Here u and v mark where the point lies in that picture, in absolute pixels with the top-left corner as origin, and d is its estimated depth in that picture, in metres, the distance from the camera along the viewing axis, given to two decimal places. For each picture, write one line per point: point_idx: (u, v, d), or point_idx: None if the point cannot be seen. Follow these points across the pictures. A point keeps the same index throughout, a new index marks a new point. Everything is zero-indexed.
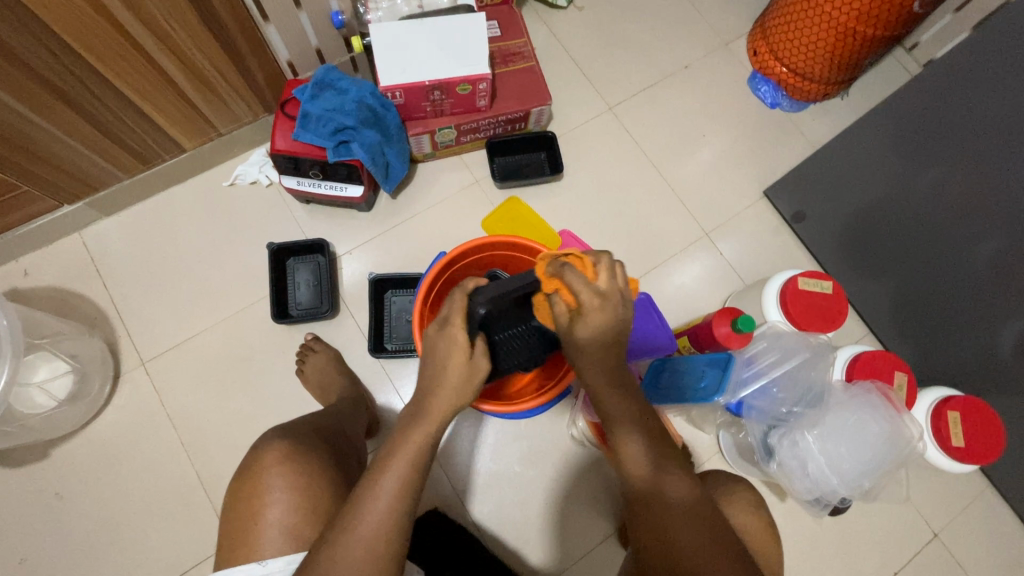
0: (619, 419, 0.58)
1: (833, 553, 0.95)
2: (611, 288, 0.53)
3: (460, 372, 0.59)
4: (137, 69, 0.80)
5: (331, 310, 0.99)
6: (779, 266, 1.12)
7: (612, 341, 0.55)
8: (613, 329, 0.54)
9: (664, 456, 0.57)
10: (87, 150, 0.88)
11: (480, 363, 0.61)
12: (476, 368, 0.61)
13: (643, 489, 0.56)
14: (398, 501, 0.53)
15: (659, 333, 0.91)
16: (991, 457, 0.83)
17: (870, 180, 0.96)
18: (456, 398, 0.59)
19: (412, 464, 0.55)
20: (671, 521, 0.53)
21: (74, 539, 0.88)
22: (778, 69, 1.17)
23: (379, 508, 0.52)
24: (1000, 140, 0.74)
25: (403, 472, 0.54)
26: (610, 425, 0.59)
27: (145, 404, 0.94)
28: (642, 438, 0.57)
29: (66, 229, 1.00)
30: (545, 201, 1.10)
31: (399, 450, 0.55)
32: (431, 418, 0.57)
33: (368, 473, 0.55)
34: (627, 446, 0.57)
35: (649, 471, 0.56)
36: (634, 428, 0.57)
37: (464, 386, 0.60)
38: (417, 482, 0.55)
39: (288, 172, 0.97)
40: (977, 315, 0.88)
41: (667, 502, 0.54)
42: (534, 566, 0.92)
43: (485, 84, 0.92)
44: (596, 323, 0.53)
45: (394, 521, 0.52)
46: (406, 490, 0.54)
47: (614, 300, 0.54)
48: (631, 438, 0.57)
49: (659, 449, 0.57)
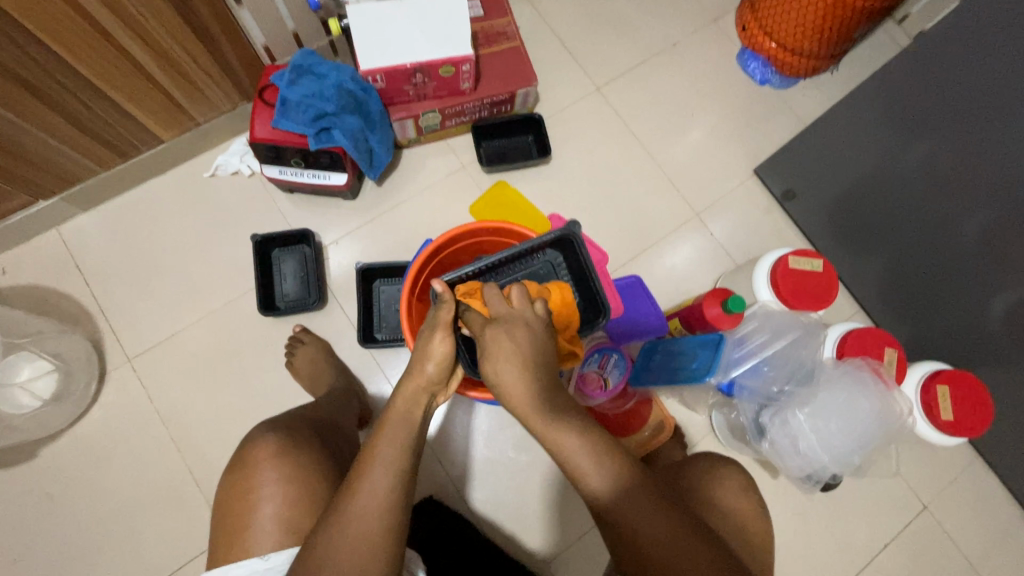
0: (546, 420, 0.53)
1: (825, 527, 0.96)
2: (500, 311, 0.57)
3: (420, 344, 0.58)
4: (108, 58, 0.78)
5: (319, 302, 0.98)
6: (770, 244, 1.11)
7: (532, 368, 0.54)
8: (518, 347, 0.54)
9: (613, 453, 0.53)
10: (61, 143, 0.85)
11: (437, 333, 0.57)
12: (439, 341, 0.57)
13: (606, 495, 0.53)
14: (394, 487, 0.52)
15: (650, 314, 0.91)
16: (979, 389, 0.84)
17: (862, 157, 0.95)
18: (429, 376, 0.57)
19: (402, 450, 0.54)
20: (643, 523, 0.51)
21: (66, 538, 0.88)
22: (767, 45, 1.15)
23: (369, 497, 0.51)
24: (995, 111, 0.73)
25: (391, 457, 0.53)
26: (545, 436, 0.54)
27: (133, 401, 0.93)
28: (585, 440, 0.53)
29: (43, 226, 0.97)
30: (534, 186, 1.08)
31: (384, 435, 0.54)
32: (407, 391, 0.57)
33: (356, 464, 0.53)
34: (567, 455, 0.53)
35: (603, 480, 0.52)
36: (574, 438, 0.53)
37: (422, 357, 0.58)
38: (410, 467, 0.54)
39: (269, 162, 0.95)
40: (967, 288, 0.88)
41: (634, 502, 0.52)
42: (531, 549, 0.93)
43: (469, 65, 0.90)
44: (504, 339, 0.55)
45: (388, 510, 0.51)
46: (396, 474, 0.52)
47: (506, 320, 0.56)
48: (567, 440, 0.53)
49: (603, 452, 0.53)
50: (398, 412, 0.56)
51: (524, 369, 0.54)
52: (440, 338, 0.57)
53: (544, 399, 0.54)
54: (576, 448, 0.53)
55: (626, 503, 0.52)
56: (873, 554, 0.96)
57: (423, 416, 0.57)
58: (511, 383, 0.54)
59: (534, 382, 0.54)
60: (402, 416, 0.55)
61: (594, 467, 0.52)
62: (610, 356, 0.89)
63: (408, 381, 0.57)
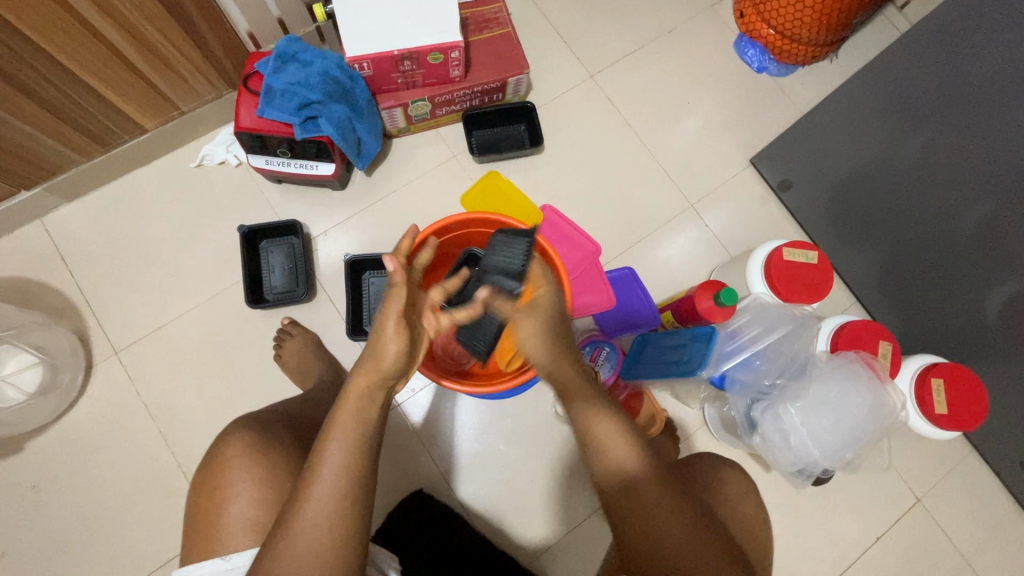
0: (590, 400, 0.59)
1: (817, 521, 0.96)
2: (544, 295, 0.62)
3: (373, 335, 0.56)
4: (83, 44, 0.75)
5: (308, 293, 0.96)
6: (766, 236, 1.09)
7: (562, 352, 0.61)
8: (551, 329, 0.61)
9: (642, 443, 0.57)
10: (42, 133, 0.84)
11: (391, 322, 0.55)
12: (392, 332, 0.55)
13: (627, 482, 0.55)
14: (343, 491, 0.51)
15: (643, 307, 0.93)
16: (974, 381, 0.83)
17: (859, 147, 0.93)
18: (390, 367, 0.55)
19: (350, 449, 0.53)
20: (664, 518, 0.53)
21: (51, 531, 0.87)
22: (765, 31, 1.13)
23: (320, 503, 0.51)
24: (995, 100, 0.71)
25: (341, 461, 0.52)
26: (588, 414, 0.58)
27: (120, 394, 0.92)
28: (621, 427, 0.57)
29: (26, 216, 0.96)
30: (526, 176, 1.07)
31: (335, 436, 0.53)
32: (360, 387, 0.55)
33: (308, 467, 0.52)
34: (602, 434, 0.57)
35: (632, 464, 0.55)
36: (614, 418, 0.58)
37: (376, 352, 0.55)
38: (362, 467, 0.53)
39: (255, 152, 0.93)
40: (963, 281, 0.87)
41: (657, 494, 0.54)
42: (521, 542, 0.92)
43: (458, 52, 0.87)
44: (541, 323, 0.61)
45: (341, 513, 0.51)
46: (347, 476, 0.52)
47: (548, 307, 0.62)
48: (605, 422, 0.57)
49: (636, 440, 0.57)
50: (350, 411, 0.54)
51: (551, 348, 0.60)
52: (393, 330, 0.55)
53: (581, 382, 0.60)
54: (613, 432, 0.57)
55: (649, 490, 0.54)
56: (864, 547, 0.96)
57: (380, 409, 0.56)
58: (545, 365, 0.61)
59: (569, 370, 0.60)
60: (355, 413, 0.54)
61: (627, 454, 0.56)
62: (602, 348, 0.89)
63: (361, 374, 0.56)
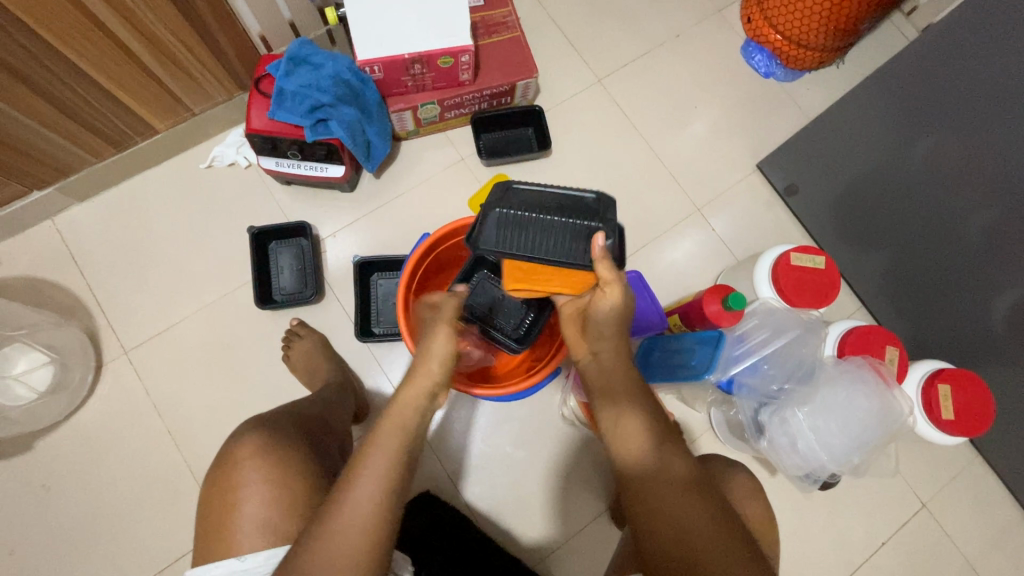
0: (626, 396, 0.61)
1: (823, 525, 0.96)
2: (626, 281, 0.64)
3: (422, 349, 0.62)
4: (98, 45, 0.76)
5: (316, 295, 0.97)
6: (772, 240, 1.10)
7: (620, 344, 0.65)
8: (620, 317, 0.64)
9: (664, 439, 0.58)
10: (55, 134, 0.84)
11: (440, 334, 0.62)
12: (443, 343, 0.61)
13: (641, 475, 0.56)
14: (380, 499, 0.52)
15: (651, 312, 0.89)
16: (982, 388, 0.83)
17: (866, 153, 0.94)
18: (437, 371, 0.60)
19: (392, 457, 0.54)
20: (679, 515, 0.53)
21: (60, 529, 0.88)
22: (772, 36, 1.13)
23: (359, 510, 0.51)
24: (1001, 108, 0.72)
25: (382, 468, 0.53)
26: (617, 408, 0.61)
27: (129, 393, 0.93)
28: (644, 422, 0.59)
29: (37, 216, 0.96)
30: (533, 179, 1.07)
31: (377, 444, 0.54)
32: (407, 396, 0.58)
33: (346, 474, 0.53)
34: (628, 429, 0.59)
35: (649, 459, 0.57)
36: (642, 414, 0.60)
37: (427, 363, 0.60)
38: (400, 476, 0.54)
39: (266, 154, 0.94)
40: (968, 286, 0.87)
41: (672, 489, 0.54)
42: (527, 544, 0.93)
43: (468, 56, 0.88)
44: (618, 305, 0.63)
45: (377, 522, 0.51)
46: (388, 484, 0.52)
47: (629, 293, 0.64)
48: (632, 419, 0.59)
49: (658, 436, 0.58)
50: (395, 419, 0.56)
51: (616, 333, 0.64)
52: (443, 340, 0.61)
53: (620, 376, 0.63)
54: (636, 427, 0.59)
55: (664, 486, 0.55)
56: (869, 552, 0.96)
57: (422, 419, 0.58)
58: (603, 352, 0.65)
59: (617, 365, 0.64)
60: (395, 417, 0.56)
61: (643, 448, 0.57)
62: None
63: (408, 384, 0.59)
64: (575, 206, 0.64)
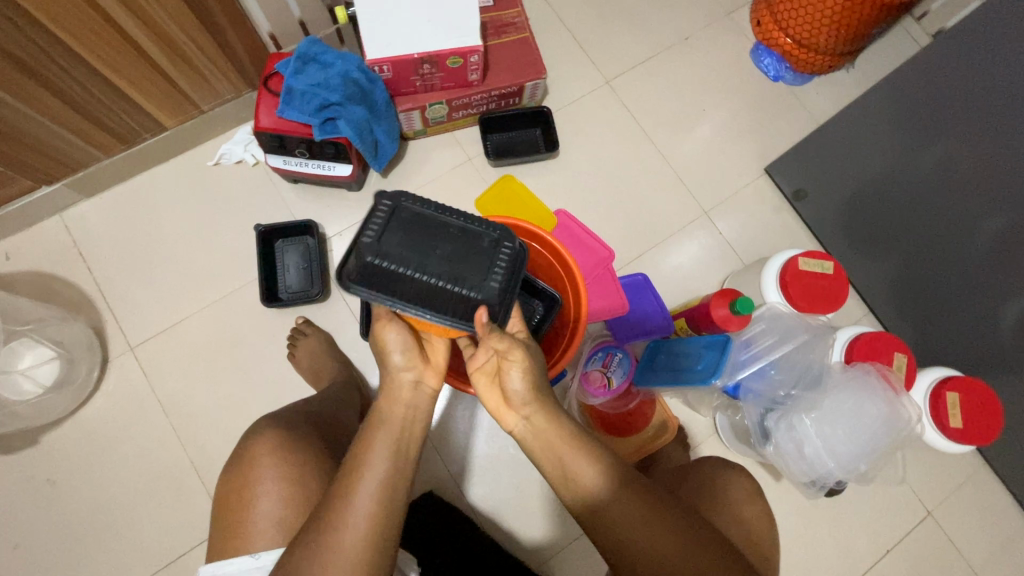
0: (567, 444, 0.56)
1: (827, 532, 0.96)
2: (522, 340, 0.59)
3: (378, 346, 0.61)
4: (109, 42, 0.76)
5: (321, 293, 0.97)
6: (779, 245, 1.09)
7: (547, 404, 0.58)
8: (535, 376, 0.58)
9: (613, 464, 0.56)
10: (65, 130, 0.85)
11: (391, 329, 0.59)
12: (393, 335, 0.60)
13: (604, 509, 0.54)
14: (381, 498, 0.51)
15: (656, 313, 0.93)
16: (988, 400, 0.83)
17: (876, 158, 0.93)
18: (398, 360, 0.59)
19: (392, 455, 0.54)
20: (652, 539, 0.52)
21: (64, 525, 0.88)
22: (782, 40, 1.13)
23: (361, 509, 0.50)
24: (1013, 115, 0.71)
25: (380, 466, 0.53)
26: (560, 455, 0.56)
27: (134, 389, 0.93)
28: (589, 454, 0.56)
29: (46, 212, 0.97)
30: (540, 180, 1.07)
31: (376, 443, 0.54)
32: (392, 392, 0.58)
33: (344, 474, 0.53)
34: (576, 472, 0.55)
35: (608, 490, 0.54)
36: (583, 449, 0.56)
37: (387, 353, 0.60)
38: (399, 475, 0.53)
39: (274, 151, 0.93)
40: (976, 294, 0.86)
41: (637, 513, 0.53)
42: (530, 547, 0.92)
43: (477, 56, 0.88)
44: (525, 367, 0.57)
45: (378, 521, 0.51)
46: (388, 482, 0.52)
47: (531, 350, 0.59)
48: (579, 461, 0.55)
49: (606, 461, 0.56)
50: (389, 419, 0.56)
51: (539, 397, 0.58)
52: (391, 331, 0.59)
53: (556, 427, 0.57)
54: (584, 466, 0.55)
55: (627, 512, 0.53)
56: (874, 560, 0.95)
57: (407, 407, 0.58)
58: (532, 422, 0.58)
59: (547, 425, 0.57)
60: (388, 418, 0.56)
61: (596, 482, 0.55)
62: (615, 355, 0.89)
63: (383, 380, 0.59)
64: (475, 247, 0.58)
